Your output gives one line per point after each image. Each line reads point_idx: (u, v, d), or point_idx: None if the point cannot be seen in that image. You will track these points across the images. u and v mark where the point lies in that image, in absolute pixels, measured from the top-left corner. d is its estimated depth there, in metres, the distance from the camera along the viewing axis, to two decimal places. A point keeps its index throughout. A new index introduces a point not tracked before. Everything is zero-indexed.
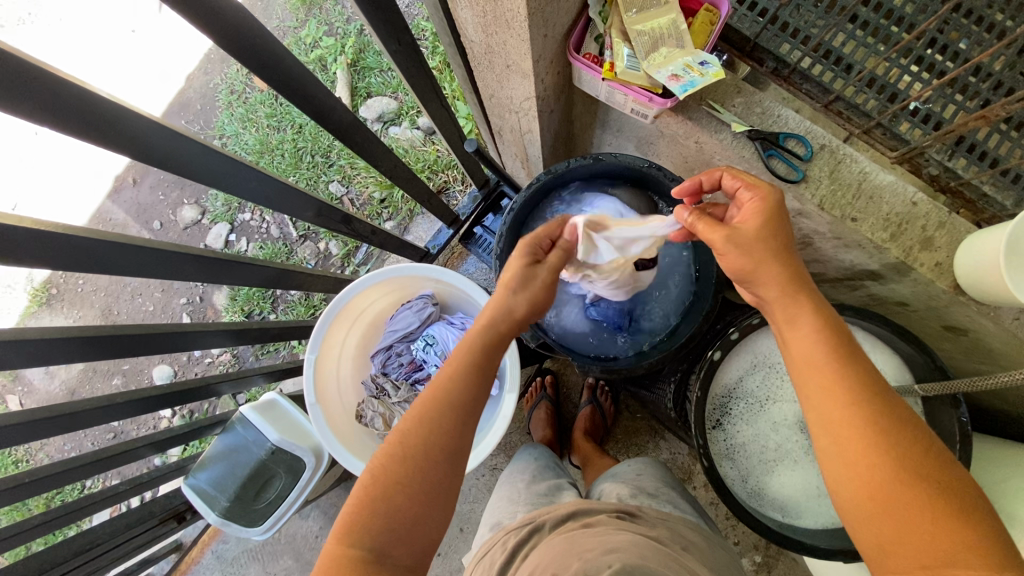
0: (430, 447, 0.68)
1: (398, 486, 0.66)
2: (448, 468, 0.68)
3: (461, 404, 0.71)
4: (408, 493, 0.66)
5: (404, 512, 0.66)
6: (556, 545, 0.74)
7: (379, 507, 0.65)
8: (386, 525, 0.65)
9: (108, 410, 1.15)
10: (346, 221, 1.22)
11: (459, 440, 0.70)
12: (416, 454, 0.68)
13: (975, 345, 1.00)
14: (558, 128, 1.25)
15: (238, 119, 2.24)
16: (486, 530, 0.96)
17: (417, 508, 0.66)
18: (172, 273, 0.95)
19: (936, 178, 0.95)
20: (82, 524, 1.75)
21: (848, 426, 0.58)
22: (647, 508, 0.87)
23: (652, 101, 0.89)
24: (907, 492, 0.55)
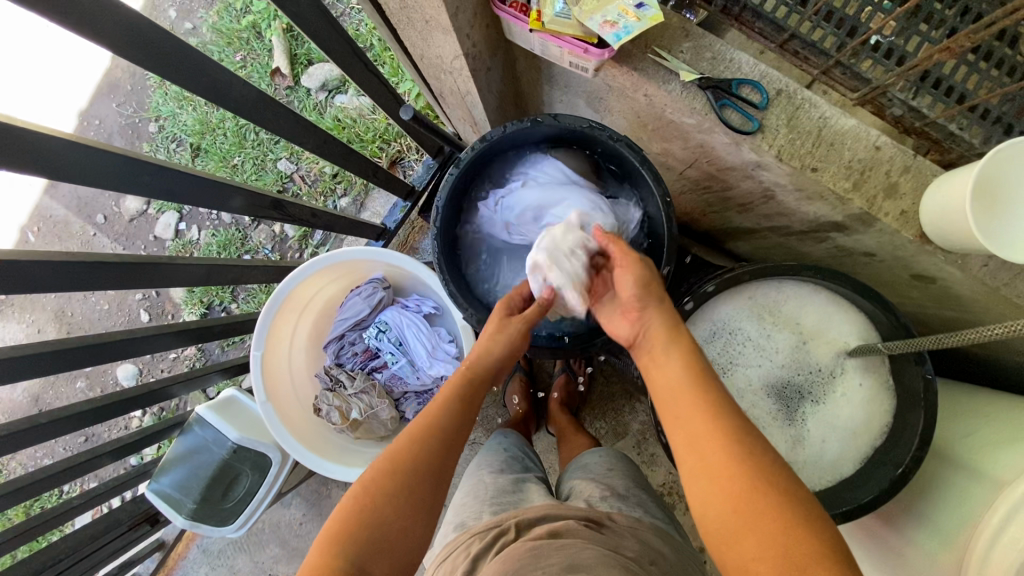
0: (421, 461, 0.69)
1: (385, 499, 0.65)
2: (438, 484, 0.69)
3: (452, 424, 0.74)
4: (395, 510, 0.65)
5: (389, 523, 0.64)
6: (520, 555, 0.71)
7: (366, 515, 0.64)
8: (371, 533, 0.63)
9: (46, 427, 1.08)
10: (278, 207, 1.13)
11: (446, 458, 0.72)
12: (406, 470, 0.68)
13: (943, 293, 0.96)
14: (501, 87, 1.15)
15: (172, 98, 2.08)
16: (449, 529, 0.92)
17: (402, 520, 0.65)
18: (80, 282, 0.87)
19: (900, 120, 0.88)
20: (60, 531, 1.72)
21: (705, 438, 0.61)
22: (618, 515, 0.85)
23: (589, 53, 0.80)
24: (769, 508, 0.55)
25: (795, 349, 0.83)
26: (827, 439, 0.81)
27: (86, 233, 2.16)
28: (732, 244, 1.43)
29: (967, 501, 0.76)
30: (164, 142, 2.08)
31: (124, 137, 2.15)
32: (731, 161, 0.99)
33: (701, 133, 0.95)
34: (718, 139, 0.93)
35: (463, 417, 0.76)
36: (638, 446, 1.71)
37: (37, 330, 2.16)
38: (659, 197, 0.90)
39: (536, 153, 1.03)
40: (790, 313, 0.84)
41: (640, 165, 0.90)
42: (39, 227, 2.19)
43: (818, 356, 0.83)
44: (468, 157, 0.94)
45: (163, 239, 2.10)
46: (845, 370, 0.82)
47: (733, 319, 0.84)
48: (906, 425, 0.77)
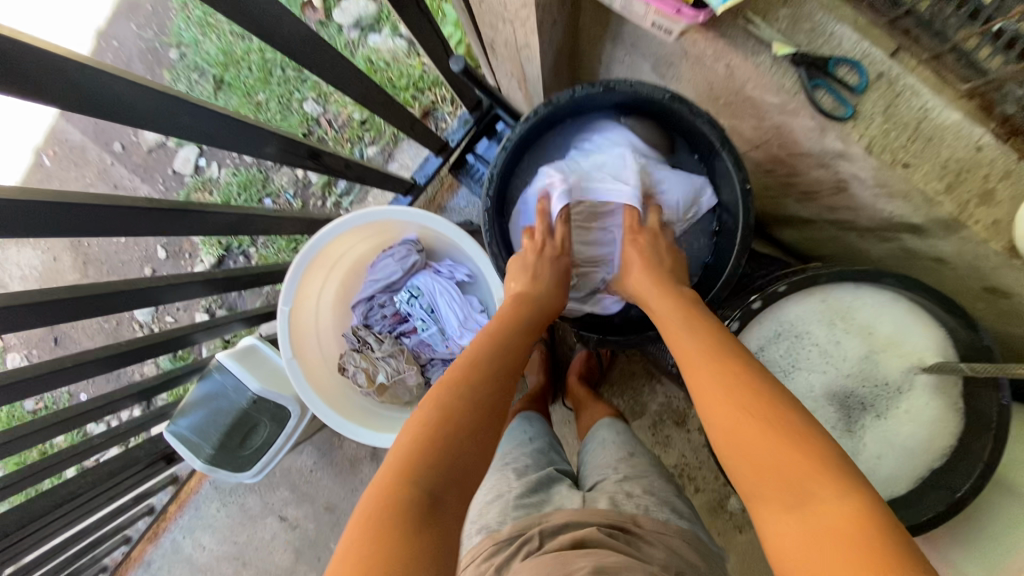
0: (486, 400, 0.71)
1: (468, 436, 0.66)
2: (496, 423, 0.70)
3: (506, 368, 0.77)
4: (466, 451, 0.65)
5: (462, 457, 0.65)
6: (552, 563, 0.69)
7: (438, 447, 0.64)
8: (446, 469, 0.63)
9: (71, 371, 1.07)
10: (314, 156, 1.06)
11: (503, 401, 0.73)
12: (473, 401, 0.70)
13: (1015, 309, 0.90)
14: (561, 43, 1.05)
15: (195, 23, 1.96)
16: (473, 530, 0.89)
17: (471, 456, 0.65)
18: (109, 226, 0.81)
19: (1010, 119, 0.77)
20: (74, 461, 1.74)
21: (719, 394, 0.65)
22: (644, 518, 0.82)
23: (681, 14, 0.72)
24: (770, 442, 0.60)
25: (863, 359, 0.78)
26: (883, 456, 0.78)
27: (103, 161, 2.09)
28: (780, 233, 1.36)
29: None
30: (185, 72, 1.98)
31: (144, 63, 2.04)
32: (807, 147, 0.91)
33: (782, 114, 0.87)
34: (800, 123, 0.85)
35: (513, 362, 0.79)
36: (653, 426, 1.70)
37: (52, 258, 2.13)
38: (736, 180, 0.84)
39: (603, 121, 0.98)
40: (864, 321, 0.78)
41: (719, 146, 0.83)
42: (55, 151, 2.13)
43: (888, 369, 0.78)
44: (528, 122, 0.88)
45: (182, 175, 2.03)
46: (916, 387, 0.77)
47: (801, 320, 0.78)
48: (969, 449, 0.75)
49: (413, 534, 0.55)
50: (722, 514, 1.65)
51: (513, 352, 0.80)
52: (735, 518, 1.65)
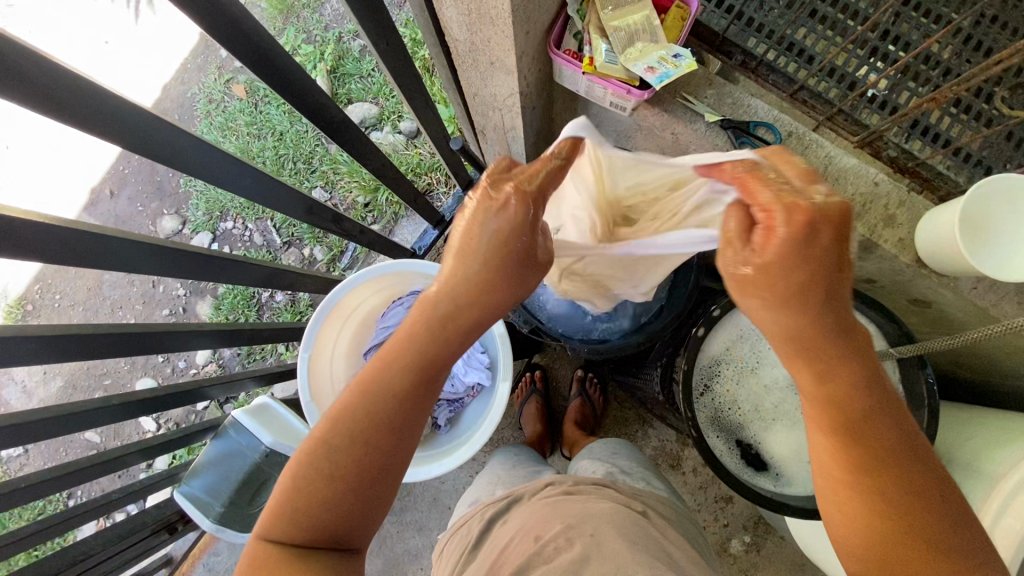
0: (379, 428, 0.62)
1: (341, 481, 0.61)
2: (390, 452, 0.63)
3: (413, 380, 0.63)
4: (346, 491, 0.61)
5: (337, 499, 0.61)
6: (541, 510, 0.76)
7: (314, 497, 0.61)
8: (318, 513, 0.61)
9: (92, 414, 1.14)
10: (336, 221, 1.23)
11: (400, 423, 0.63)
12: (355, 417, 0.62)
13: (938, 316, 1.07)
14: (540, 125, 1.29)
15: (217, 128, 2.24)
16: (465, 507, 0.95)
17: (352, 497, 0.62)
18: (167, 272, 0.95)
19: (895, 159, 1.00)
20: (65, 541, 1.66)
21: (825, 465, 0.58)
22: (621, 483, 0.88)
23: (630, 93, 0.94)
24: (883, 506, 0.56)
25: None
26: None
27: None
28: None
29: (970, 497, 0.84)
30: None
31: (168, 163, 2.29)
32: None
33: None
34: None
35: (416, 371, 0.64)
36: (650, 471, 1.76)
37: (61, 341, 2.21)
38: None
39: None
40: None
41: None
42: None
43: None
44: None
45: None
46: None
47: None
48: (910, 425, 0.88)
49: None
50: (726, 557, 1.66)
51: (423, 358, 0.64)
52: (739, 562, 1.66)
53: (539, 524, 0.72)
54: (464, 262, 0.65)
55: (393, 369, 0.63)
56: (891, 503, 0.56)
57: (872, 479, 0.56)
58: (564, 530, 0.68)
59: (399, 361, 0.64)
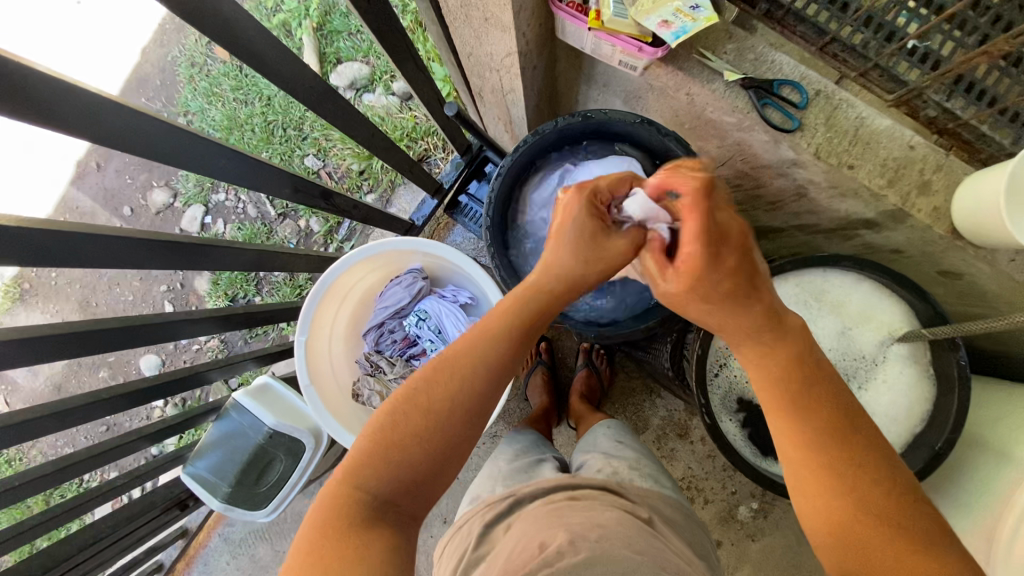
0: (458, 408, 0.60)
1: (415, 442, 0.60)
2: (465, 432, 0.61)
3: (496, 364, 0.62)
4: (418, 456, 0.60)
5: (408, 461, 0.59)
6: (546, 513, 0.73)
7: (393, 456, 0.59)
8: (394, 473, 0.59)
9: (95, 406, 1.13)
10: (326, 197, 1.16)
11: (481, 402, 0.62)
12: (448, 383, 0.61)
13: (969, 289, 1.00)
14: (541, 86, 1.19)
15: (202, 93, 2.12)
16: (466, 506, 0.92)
17: (424, 469, 0.60)
18: (148, 262, 0.89)
19: (934, 120, 0.91)
20: (81, 518, 1.69)
21: (800, 421, 0.58)
22: (628, 485, 0.84)
23: (642, 51, 0.84)
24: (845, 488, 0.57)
25: (840, 336, 0.87)
26: (870, 425, 0.85)
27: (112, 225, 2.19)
28: (756, 243, 1.47)
29: (998, 482, 0.80)
30: None
31: None
32: (766, 159, 1.03)
33: (740, 131, 0.99)
34: (757, 138, 0.97)
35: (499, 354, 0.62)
36: (658, 440, 1.74)
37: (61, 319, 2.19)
38: None
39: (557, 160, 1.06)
40: (836, 300, 0.87)
41: (688, 160, 0.93)
42: (66, 219, 2.23)
43: (864, 342, 0.86)
44: (522, 149, 0.97)
45: (189, 232, 2.13)
46: (890, 356, 0.85)
47: (780, 303, 0.88)
48: (940, 409, 0.83)
49: (354, 549, 0.55)
50: (734, 524, 1.66)
51: (509, 341, 0.62)
52: (747, 527, 1.66)
53: (543, 530, 0.68)
54: (569, 254, 0.64)
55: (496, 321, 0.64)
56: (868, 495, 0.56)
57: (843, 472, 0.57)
58: (569, 538, 0.65)
59: (490, 343, 0.62)
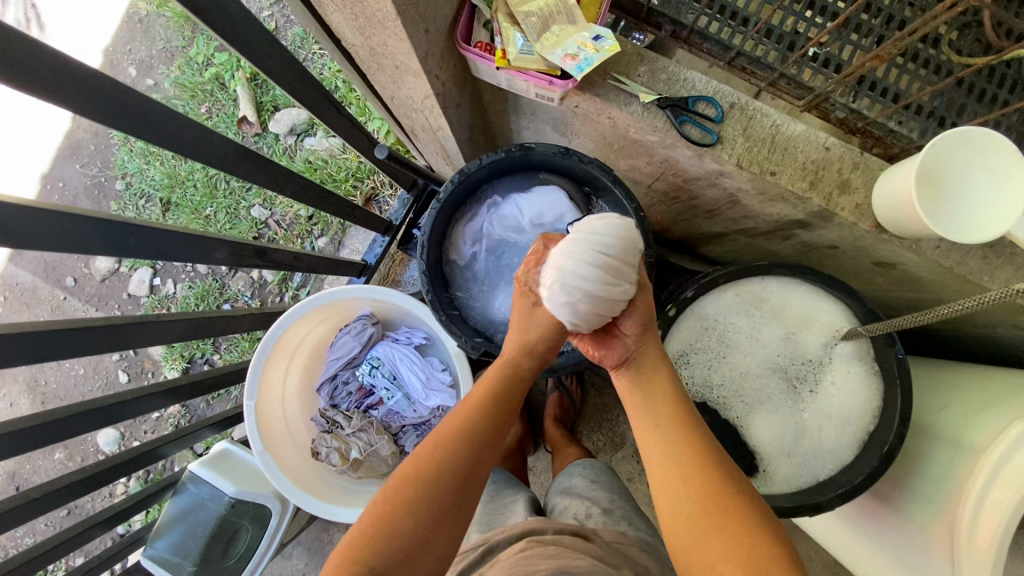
0: (428, 490, 0.67)
1: (403, 515, 0.66)
2: (446, 504, 0.68)
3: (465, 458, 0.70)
4: (400, 532, 0.65)
5: (398, 540, 0.65)
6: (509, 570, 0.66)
7: (382, 532, 0.65)
8: (388, 545, 0.64)
9: (35, 503, 1.05)
10: (262, 254, 1.14)
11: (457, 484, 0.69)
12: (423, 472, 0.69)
13: (904, 276, 1.02)
14: (471, 120, 1.19)
15: (138, 154, 2.07)
16: None
17: (404, 547, 0.65)
18: (66, 349, 0.85)
19: (844, 120, 0.95)
20: None
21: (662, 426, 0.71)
22: (602, 530, 0.83)
23: (553, 84, 0.84)
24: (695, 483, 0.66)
25: (785, 342, 0.87)
26: (824, 428, 0.84)
27: (56, 298, 2.10)
28: (705, 249, 1.48)
29: (952, 469, 0.81)
30: (132, 199, 2.06)
31: (90, 198, 2.12)
32: (695, 172, 1.04)
33: (665, 148, 1.00)
34: (681, 153, 0.98)
35: (470, 452, 0.71)
36: (636, 455, 1.71)
37: (9, 404, 2.08)
38: (630, 211, 0.91)
39: (490, 196, 1.02)
40: (777, 306, 0.87)
41: (612, 184, 0.91)
42: (6, 296, 2.14)
43: (809, 345, 0.86)
44: (450, 191, 0.94)
45: (138, 296, 2.06)
46: (836, 355, 0.85)
47: (724, 313, 0.88)
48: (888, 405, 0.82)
49: None
50: None
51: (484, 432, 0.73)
52: None
53: None
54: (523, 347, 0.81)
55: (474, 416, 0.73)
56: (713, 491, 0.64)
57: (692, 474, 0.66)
58: None
59: (469, 432, 0.72)
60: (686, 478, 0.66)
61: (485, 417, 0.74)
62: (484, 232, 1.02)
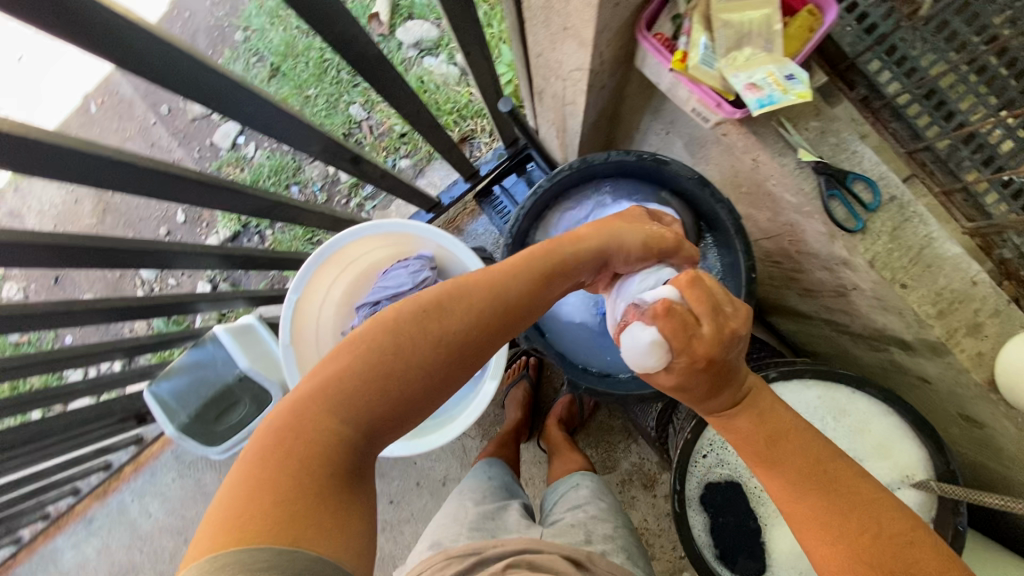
0: (436, 362, 0.59)
1: (393, 365, 0.57)
2: (450, 378, 0.60)
3: (486, 326, 0.61)
4: (392, 388, 0.57)
5: (388, 394, 0.57)
6: None
7: (370, 380, 0.57)
8: (375, 396, 0.57)
9: (76, 315, 1.07)
10: (354, 162, 1.12)
11: (469, 355, 0.61)
12: (438, 329, 0.59)
13: (987, 441, 0.93)
14: (605, 106, 1.11)
15: (267, 13, 2.06)
16: (424, 547, 0.93)
17: (392, 405, 0.58)
18: (156, 189, 0.85)
19: (1005, 262, 0.85)
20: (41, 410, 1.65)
21: (777, 470, 0.60)
22: (600, 558, 0.84)
23: (720, 108, 0.76)
24: (832, 509, 0.57)
25: (847, 463, 0.80)
26: None
27: (147, 120, 2.15)
28: (778, 321, 1.38)
29: None
30: (246, 54, 2.06)
31: (208, 38, 2.13)
32: (816, 248, 0.96)
33: (798, 214, 0.92)
34: (812, 226, 0.90)
35: (489, 333, 0.62)
36: (621, 484, 1.67)
37: (74, 201, 2.14)
38: (742, 264, 0.83)
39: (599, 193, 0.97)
40: (854, 425, 0.80)
41: (731, 231, 0.83)
42: (104, 101, 2.20)
43: (871, 476, 0.79)
44: (561, 175, 0.89)
45: (218, 148, 2.09)
46: (893, 496, 0.79)
47: (796, 410, 0.81)
48: None
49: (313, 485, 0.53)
50: None
51: (512, 307, 0.63)
52: None
53: None
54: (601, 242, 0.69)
55: (507, 286, 0.63)
56: (853, 513, 0.57)
57: (825, 502, 0.58)
58: None
59: (505, 291, 0.62)
60: (820, 511, 0.57)
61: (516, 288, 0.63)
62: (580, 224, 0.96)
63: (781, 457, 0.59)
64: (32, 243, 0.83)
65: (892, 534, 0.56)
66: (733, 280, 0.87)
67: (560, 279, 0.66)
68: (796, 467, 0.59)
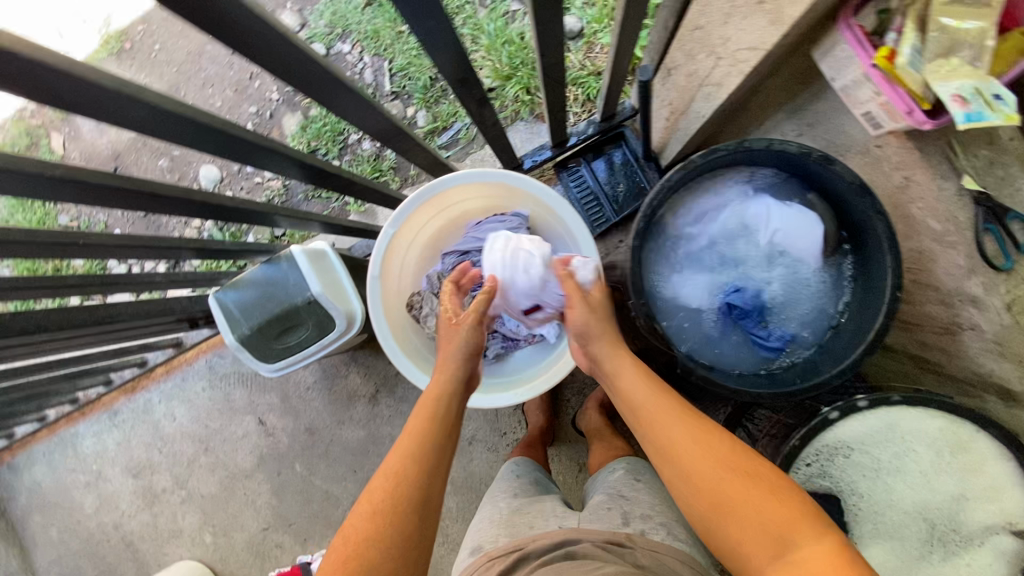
0: (418, 461, 0.73)
1: (387, 495, 0.69)
2: (434, 466, 0.74)
3: (433, 427, 0.77)
4: (397, 502, 0.69)
5: (393, 502, 0.69)
6: None
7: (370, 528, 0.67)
8: (387, 524, 0.67)
9: (175, 203, 0.90)
10: (480, 104, 1.07)
11: (442, 438, 0.77)
12: (409, 453, 0.74)
13: None
14: (742, 96, 1.08)
15: None
16: (466, 553, 0.94)
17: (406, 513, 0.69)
18: (306, 78, 0.74)
19: None
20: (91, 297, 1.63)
21: (687, 454, 0.73)
22: (639, 536, 0.85)
23: (910, 115, 0.82)
24: (734, 486, 0.68)
25: (953, 501, 0.86)
26: None
27: None
28: None
29: None
30: None
31: None
32: (943, 280, 0.96)
33: (937, 242, 0.96)
34: (951, 257, 0.94)
35: (440, 422, 0.79)
36: None
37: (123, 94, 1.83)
38: (886, 282, 0.85)
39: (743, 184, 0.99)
40: (970, 467, 0.85)
41: (884, 247, 0.84)
42: None
43: (974, 516, 0.85)
44: (715, 157, 0.88)
45: None
46: (990, 538, 0.85)
47: (917, 440, 0.86)
48: None
49: None
50: None
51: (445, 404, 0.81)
52: None
53: None
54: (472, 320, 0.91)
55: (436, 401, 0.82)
56: (742, 484, 0.69)
57: (724, 478, 0.70)
58: None
59: (426, 419, 0.79)
60: (727, 490, 0.68)
61: (435, 420, 0.79)
62: (718, 213, 0.99)
63: (687, 451, 0.72)
64: (174, 101, 0.66)
65: (774, 492, 0.67)
66: (872, 295, 0.88)
67: (463, 363, 0.87)
68: (699, 459, 0.71)
